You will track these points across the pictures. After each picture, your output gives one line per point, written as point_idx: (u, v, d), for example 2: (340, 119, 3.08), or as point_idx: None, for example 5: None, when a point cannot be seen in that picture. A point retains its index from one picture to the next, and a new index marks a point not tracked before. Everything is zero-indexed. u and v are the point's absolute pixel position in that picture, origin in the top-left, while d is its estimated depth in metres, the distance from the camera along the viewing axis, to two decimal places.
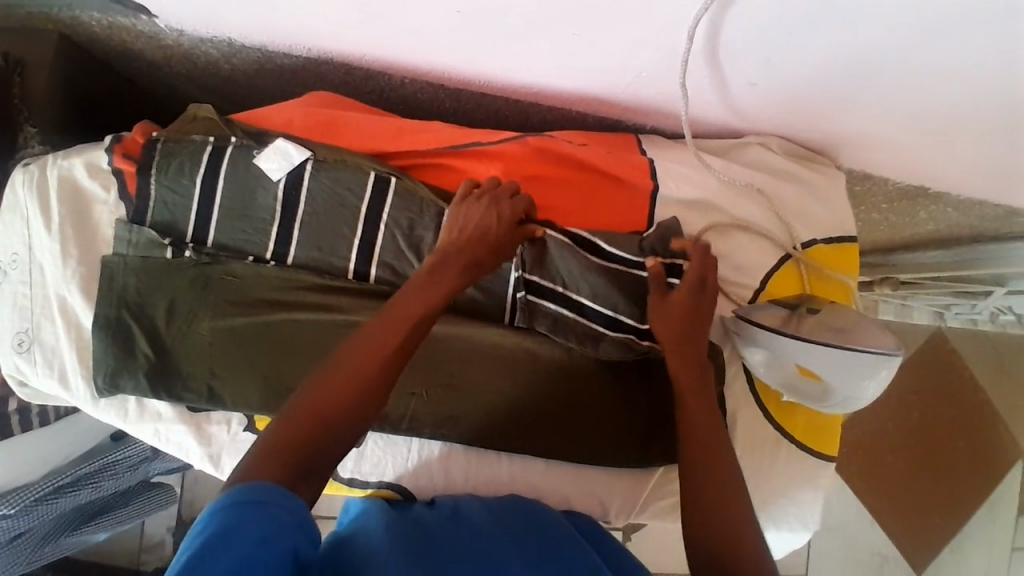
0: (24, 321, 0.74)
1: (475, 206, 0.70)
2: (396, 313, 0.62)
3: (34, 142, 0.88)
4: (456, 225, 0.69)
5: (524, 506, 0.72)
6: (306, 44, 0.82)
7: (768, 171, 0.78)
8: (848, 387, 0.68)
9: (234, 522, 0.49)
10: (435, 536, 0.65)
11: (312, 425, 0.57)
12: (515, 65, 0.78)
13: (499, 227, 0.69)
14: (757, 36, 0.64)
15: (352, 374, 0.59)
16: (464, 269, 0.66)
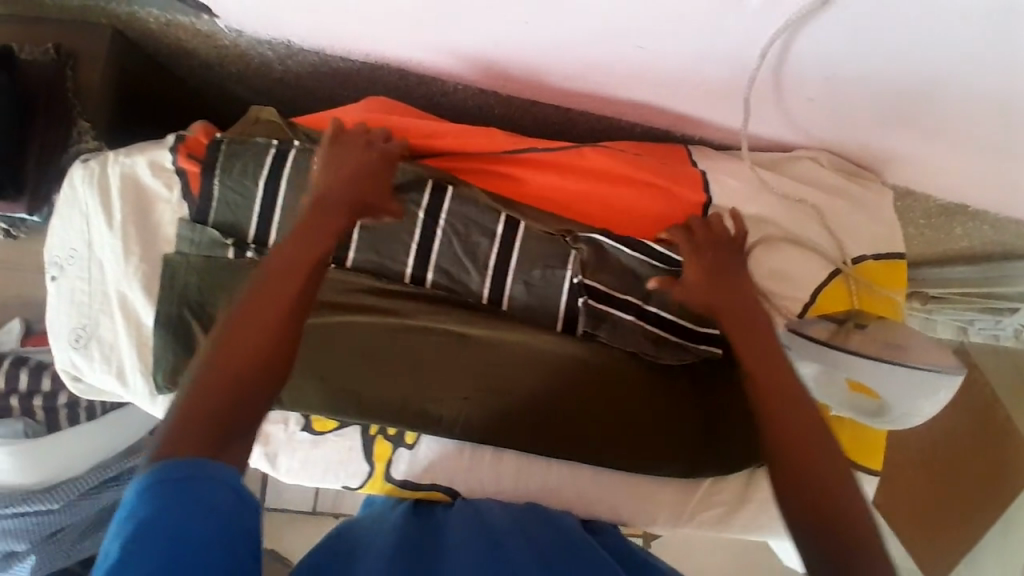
0: (82, 317, 0.74)
1: (347, 150, 0.69)
2: (289, 266, 0.60)
3: (88, 137, 0.85)
4: (326, 168, 0.68)
5: (542, 513, 0.73)
6: (364, 49, 0.83)
7: (819, 186, 0.80)
8: (904, 402, 0.69)
9: (162, 504, 0.46)
10: (450, 539, 0.66)
11: (227, 387, 0.53)
12: (572, 76, 0.79)
13: (369, 170, 0.69)
14: (825, 52, 0.65)
15: (255, 324, 0.56)
16: (348, 210, 0.65)
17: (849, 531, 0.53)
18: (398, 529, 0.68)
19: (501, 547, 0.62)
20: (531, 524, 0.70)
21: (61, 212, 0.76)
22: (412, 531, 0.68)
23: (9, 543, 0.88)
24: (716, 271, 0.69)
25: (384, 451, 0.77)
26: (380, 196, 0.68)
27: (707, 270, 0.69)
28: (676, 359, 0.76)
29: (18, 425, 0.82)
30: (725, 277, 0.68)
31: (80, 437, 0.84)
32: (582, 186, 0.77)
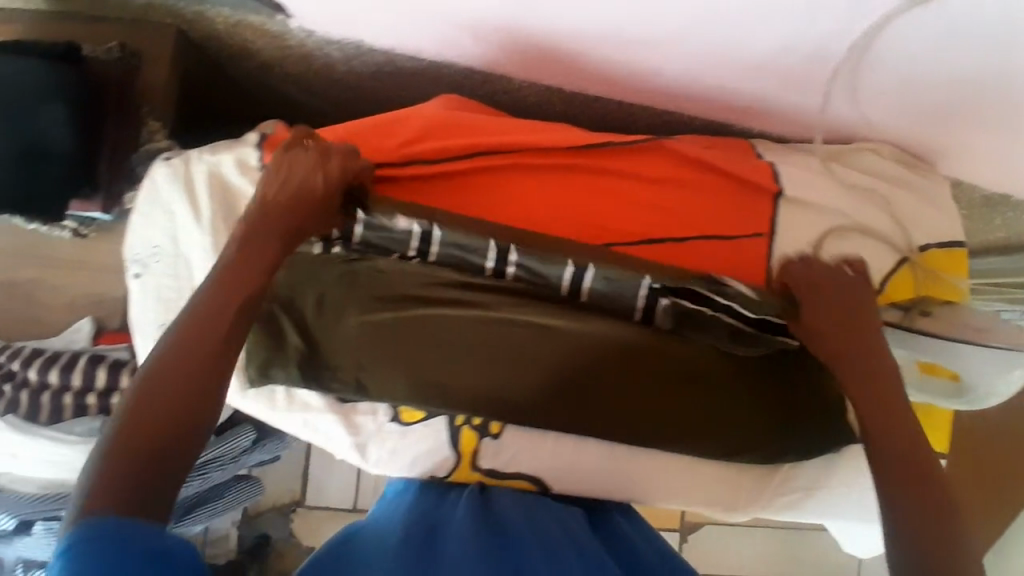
0: (170, 314, 0.75)
1: (301, 160, 0.68)
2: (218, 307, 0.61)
3: (160, 135, 0.85)
4: (275, 182, 0.67)
5: (550, 507, 0.77)
6: (436, 48, 0.84)
7: (885, 178, 0.82)
8: (990, 371, 0.79)
9: (108, 553, 0.48)
10: (458, 531, 0.70)
11: (153, 436, 0.55)
12: (648, 67, 0.80)
13: (325, 182, 0.68)
14: (915, 28, 0.67)
15: (197, 346, 0.60)
16: (285, 237, 0.66)
17: (946, 552, 0.58)
18: (413, 518, 0.73)
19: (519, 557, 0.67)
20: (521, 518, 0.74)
21: (142, 211, 0.77)
22: (424, 520, 0.73)
23: None
24: (829, 314, 0.72)
25: (468, 442, 0.78)
26: (320, 220, 0.68)
27: (823, 315, 0.72)
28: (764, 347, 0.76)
29: (95, 423, 0.81)
30: (852, 333, 0.71)
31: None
32: (657, 176, 0.81)
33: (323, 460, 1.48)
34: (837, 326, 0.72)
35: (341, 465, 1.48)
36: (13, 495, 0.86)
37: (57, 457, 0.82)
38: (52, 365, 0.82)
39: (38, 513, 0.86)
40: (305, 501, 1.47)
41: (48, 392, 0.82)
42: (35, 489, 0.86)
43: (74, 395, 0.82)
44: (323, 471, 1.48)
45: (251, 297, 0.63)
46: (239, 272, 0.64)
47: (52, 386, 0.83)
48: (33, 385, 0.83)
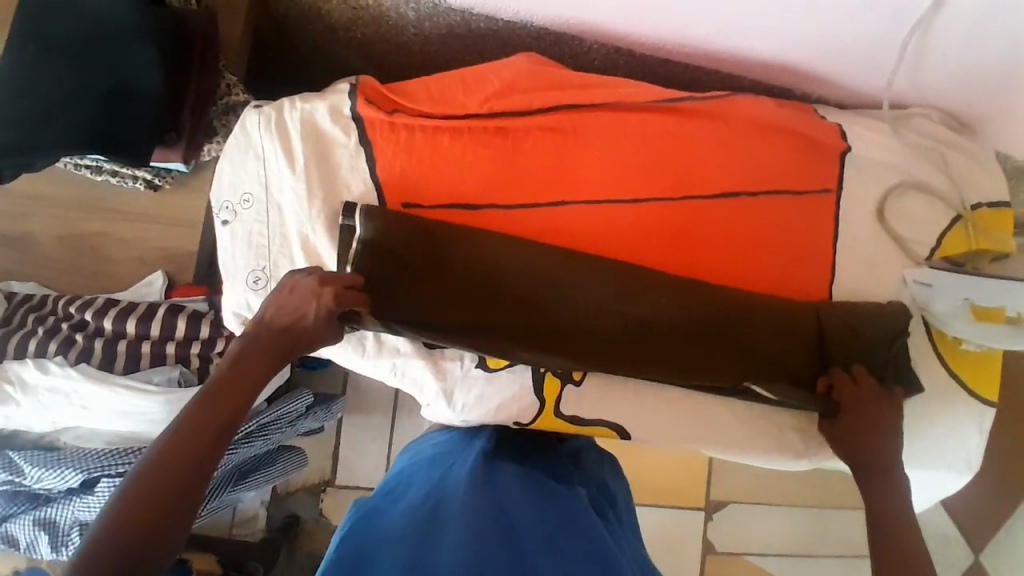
0: (261, 259, 0.75)
1: (300, 288, 0.66)
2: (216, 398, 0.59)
3: (238, 89, 0.88)
4: (273, 305, 0.65)
5: (552, 484, 0.75)
6: (514, 8, 0.87)
7: (936, 139, 0.87)
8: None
9: None
10: (460, 502, 0.68)
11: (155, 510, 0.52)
12: (720, 33, 0.84)
13: (320, 320, 0.66)
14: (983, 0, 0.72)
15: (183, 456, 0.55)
16: (275, 356, 0.64)
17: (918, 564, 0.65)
18: (416, 494, 0.71)
19: (517, 533, 0.64)
20: (526, 489, 0.72)
21: (232, 157, 0.77)
22: (427, 493, 0.71)
23: None
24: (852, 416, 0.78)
25: (552, 389, 0.80)
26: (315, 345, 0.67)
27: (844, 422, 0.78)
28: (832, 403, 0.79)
29: (173, 373, 0.81)
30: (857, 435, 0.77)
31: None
32: (735, 133, 0.82)
33: (351, 442, 1.44)
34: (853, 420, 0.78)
35: (371, 445, 1.43)
36: (81, 451, 0.84)
37: (132, 408, 0.79)
38: (128, 314, 0.83)
39: (107, 469, 0.83)
40: (336, 480, 1.42)
41: (123, 341, 0.83)
42: (102, 444, 0.86)
43: (153, 343, 0.83)
44: (352, 451, 1.44)
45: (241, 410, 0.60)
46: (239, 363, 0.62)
47: (128, 336, 0.84)
48: (107, 335, 0.84)
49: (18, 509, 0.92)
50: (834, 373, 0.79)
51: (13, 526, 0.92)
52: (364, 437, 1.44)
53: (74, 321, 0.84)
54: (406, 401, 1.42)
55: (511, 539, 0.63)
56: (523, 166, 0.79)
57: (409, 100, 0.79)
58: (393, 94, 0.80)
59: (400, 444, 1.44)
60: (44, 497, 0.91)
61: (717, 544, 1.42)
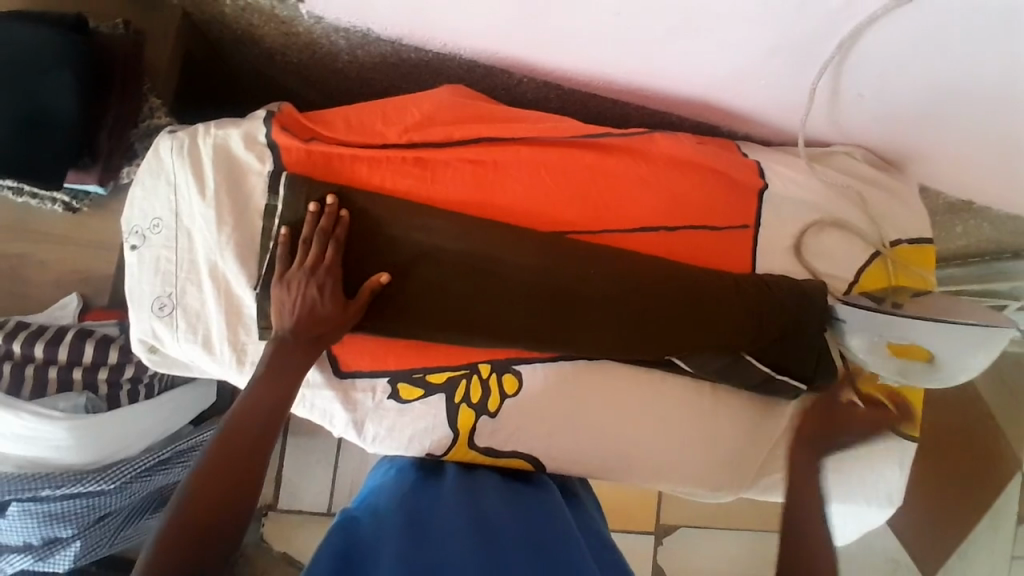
0: (167, 285, 0.74)
1: (309, 247, 0.71)
2: (256, 407, 0.69)
3: (161, 112, 0.87)
4: (285, 294, 0.70)
5: (533, 507, 0.74)
6: (441, 40, 0.87)
7: (858, 177, 0.88)
8: (962, 354, 0.78)
9: None
10: (436, 529, 0.65)
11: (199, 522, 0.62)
12: (644, 69, 0.85)
13: (324, 298, 0.70)
14: (893, 51, 0.73)
15: (222, 484, 0.64)
16: (306, 345, 0.71)
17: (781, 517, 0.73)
18: (391, 504, 0.71)
19: (493, 543, 0.64)
20: (512, 517, 0.71)
21: (144, 182, 0.76)
22: (400, 503, 0.71)
23: (57, 527, 0.84)
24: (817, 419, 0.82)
25: (466, 419, 0.79)
26: (335, 320, 0.71)
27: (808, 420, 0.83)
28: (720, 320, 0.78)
29: (80, 399, 0.81)
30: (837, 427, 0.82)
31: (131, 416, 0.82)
32: (655, 169, 0.83)
33: (295, 462, 1.43)
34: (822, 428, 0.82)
35: (315, 467, 1.44)
36: None
37: (39, 433, 0.79)
38: (37, 338, 0.81)
39: (13, 493, 0.81)
40: (278, 504, 1.42)
41: (32, 365, 0.81)
42: (11, 468, 0.82)
43: (60, 369, 0.82)
44: (296, 472, 1.43)
45: (278, 396, 0.70)
46: (271, 368, 0.70)
47: (35, 360, 0.82)
48: (16, 359, 0.81)
49: None
50: (750, 282, 0.80)
51: None
52: (308, 459, 1.43)
53: None
54: None
55: (493, 563, 0.61)
56: (440, 196, 0.79)
57: (328, 128, 0.79)
58: (312, 121, 0.79)
59: (345, 464, 1.44)
60: None
61: (666, 571, 1.40)
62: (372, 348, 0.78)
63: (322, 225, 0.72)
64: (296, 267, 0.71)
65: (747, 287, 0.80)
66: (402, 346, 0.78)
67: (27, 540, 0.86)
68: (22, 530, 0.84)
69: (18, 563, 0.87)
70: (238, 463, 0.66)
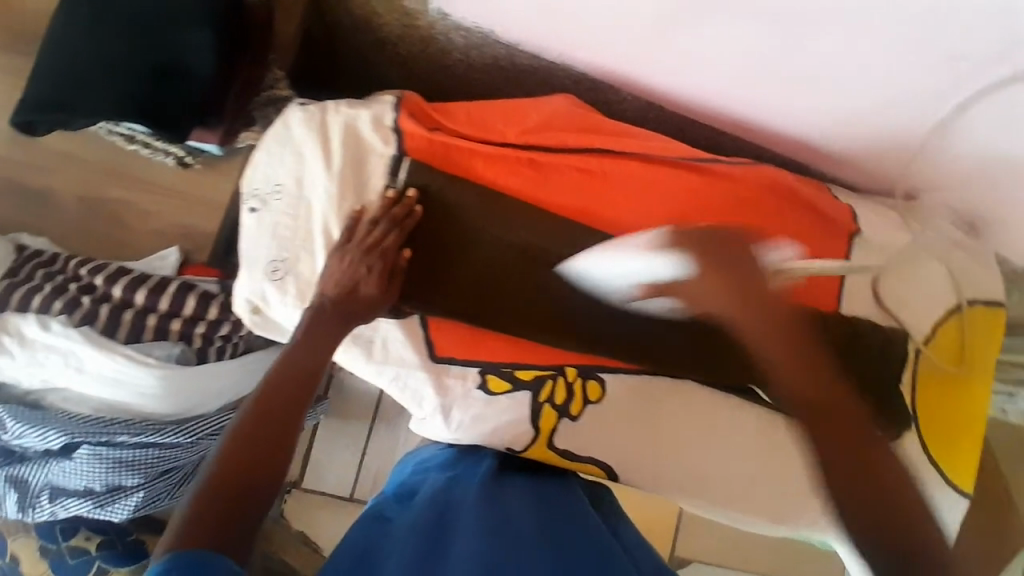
0: (282, 250, 0.76)
1: (364, 228, 0.74)
2: (295, 375, 0.68)
3: (282, 83, 0.91)
4: (335, 270, 0.72)
5: (564, 508, 0.75)
6: (560, 51, 0.90)
7: (942, 233, 0.90)
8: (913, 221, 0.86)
9: None
10: (463, 519, 0.66)
11: (234, 490, 0.60)
12: (752, 103, 0.87)
13: (368, 278, 0.72)
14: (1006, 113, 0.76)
15: (257, 448, 0.63)
16: (343, 319, 0.71)
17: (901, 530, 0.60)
18: (424, 500, 0.71)
19: (520, 543, 0.63)
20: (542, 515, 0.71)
21: (270, 148, 0.79)
22: (431, 498, 0.71)
23: (123, 475, 0.84)
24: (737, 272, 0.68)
25: (548, 419, 0.81)
26: (375, 299, 0.73)
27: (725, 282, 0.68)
28: None
29: (173, 349, 0.83)
30: (761, 300, 0.68)
31: (214, 373, 0.83)
32: (756, 200, 0.85)
33: (324, 445, 1.43)
34: (748, 285, 0.67)
35: (343, 452, 1.44)
36: (63, 413, 0.84)
37: (128, 378, 0.80)
38: (139, 285, 0.83)
39: (90, 436, 0.82)
40: (302, 483, 1.42)
41: (130, 310, 0.83)
42: (88, 411, 0.85)
43: (159, 317, 0.84)
44: (325, 451, 1.43)
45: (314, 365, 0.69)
46: (310, 337, 0.70)
47: (135, 306, 0.84)
48: (115, 301, 0.84)
49: None
50: (821, 318, 0.83)
51: None
52: (338, 442, 1.44)
53: (82, 283, 0.84)
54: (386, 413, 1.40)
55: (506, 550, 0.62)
56: (549, 199, 0.81)
57: (451, 120, 0.82)
58: (436, 112, 0.82)
59: (372, 455, 1.44)
60: (19, 455, 0.89)
61: None
62: (467, 338, 0.80)
63: (393, 212, 0.75)
64: (356, 243, 0.73)
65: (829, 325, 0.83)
66: (495, 338, 0.81)
67: (90, 485, 0.86)
68: (88, 475, 0.84)
69: (75, 509, 0.87)
70: (271, 430, 0.65)
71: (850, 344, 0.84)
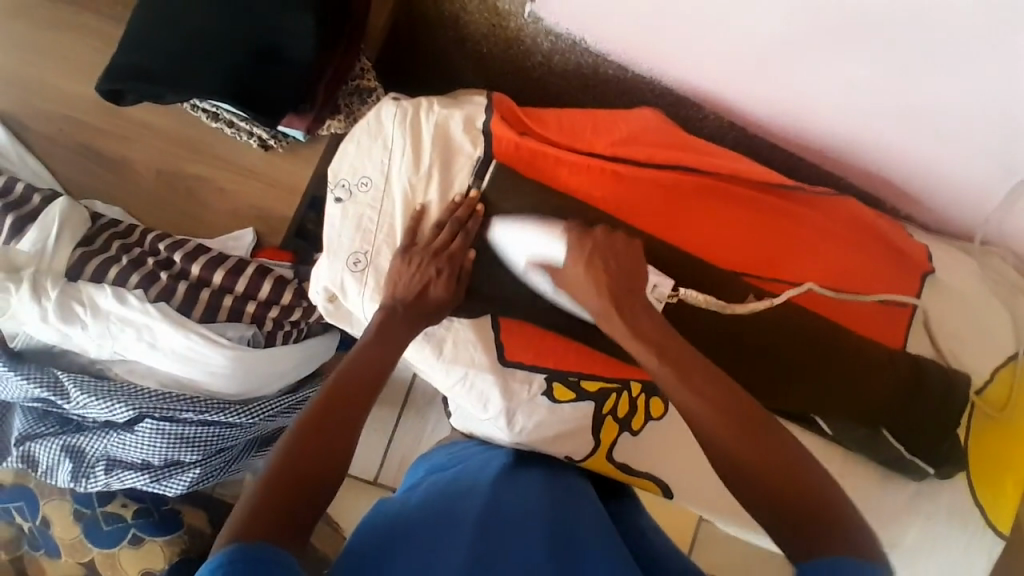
0: (365, 243, 0.77)
1: (433, 232, 0.75)
2: (362, 372, 0.70)
3: (369, 75, 0.90)
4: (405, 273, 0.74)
5: (580, 502, 0.73)
6: (649, 65, 0.90)
7: (1005, 280, 0.91)
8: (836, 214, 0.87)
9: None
10: (472, 511, 0.65)
11: (297, 479, 0.60)
12: (836, 136, 0.88)
13: (437, 281, 0.74)
14: None
15: (321, 439, 0.64)
16: (411, 323, 0.74)
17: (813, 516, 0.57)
18: (430, 493, 0.70)
19: (522, 540, 0.61)
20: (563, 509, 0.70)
21: (361, 140, 0.80)
22: (438, 492, 0.70)
23: (182, 452, 0.87)
24: (625, 279, 0.71)
25: (610, 432, 0.82)
26: (441, 303, 0.75)
27: (607, 279, 0.71)
28: (874, 388, 0.81)
29: (247, 331, 0.84)
30: (631, 279, 0.71)
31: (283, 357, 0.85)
32: (835, 233, 0.86)
33: None
34: (625, 292, 0.71)
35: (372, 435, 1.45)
36: (131, 386, 0.84)
37: (199, 355, 0.82)
38: (218, 265, 0.84)
39: (153, 411, 0.83)
40: None
41: (207, 289, 0.85)
42: (154, 385, 0.85)
43: (234, 299, 0.85)
44: None
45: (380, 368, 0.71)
46: (376, 337, 0.72)
47: (211, 285, 0.85)
48: (192, 279, 0.85)
49: (44, 430, 0.91)
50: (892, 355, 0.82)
51: (36, 445, 0.91)
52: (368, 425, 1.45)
53: (161, 258, 0.85)
54: (419, 402, 1.37)
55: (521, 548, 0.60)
56: (632, 213, 0.81)
57: (541, 126, 0.82)
58: (526, 118, 0.82)
59: None
60: (75, 425, 0.91)
61: None
62: (537, 342, 0.80)
63: (458, 214, 0.76)
64: (423, 246, 0.75)
65: (901, 365, 0.82)
66: (567, 346, 0.80)
67: (147, 459, 0.88)
68: (148, 449, 0.86)
69: (131, 481, 0.90)
70: (338, 425, 0.66)
71: (928, 385, 0.82)
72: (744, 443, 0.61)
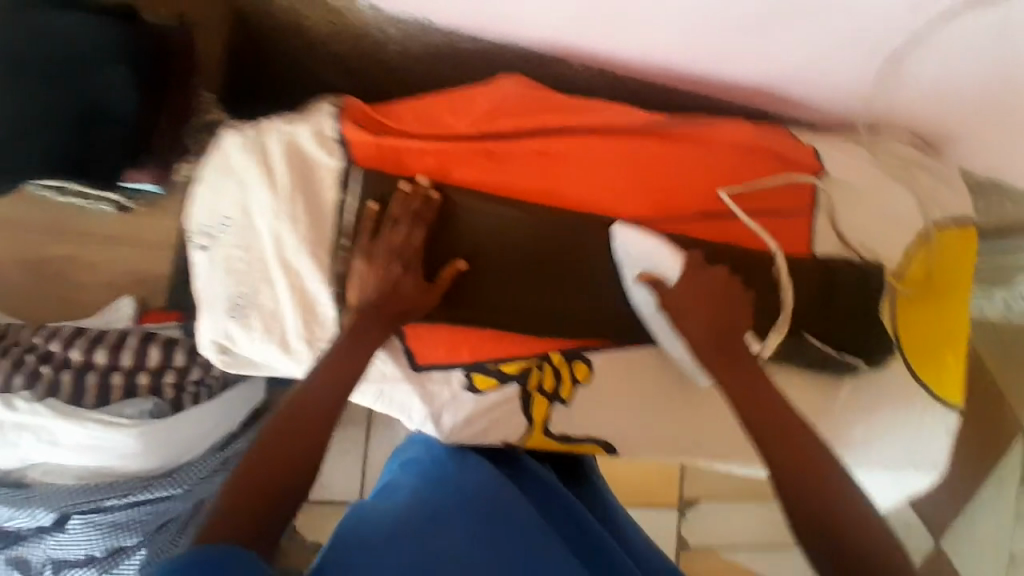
0: (240, 285, 0.74)
1: (394, 220, 0.71)
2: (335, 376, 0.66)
3: (213, 108, 0.86)
4: (366, 271, 0.70)
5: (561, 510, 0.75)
6: (500, 30, 0.86)
7: (900, 157, 0.91)
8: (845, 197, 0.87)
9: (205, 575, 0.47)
10: (460, 523, 0.65)
11: (260, 491, 0.59)
12: (704, 56, 0.85)
13: (405, 277, 0.71)
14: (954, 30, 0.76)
15: (285, 454, 0.61)
16: (386, 324, 0.71)
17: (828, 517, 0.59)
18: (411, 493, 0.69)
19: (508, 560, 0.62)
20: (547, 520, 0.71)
21: (211, 179, 0.75)
22: (419, 492, 0.69)
23: (122, 537, 0.84)
24: (728, 309, 0.73)
25: (541, 408, 0.80)
26: (417, 297, 0.72)
27: (716, 306, 0.73)
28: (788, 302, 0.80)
29: (146, 405, 0.83)
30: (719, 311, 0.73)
31: (195, 419, 0.84)
32: (721, 156, 0.83)
33: None
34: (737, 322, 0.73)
35: None
36: (47, 488, 0.82)
37: (104, 441, 0.80)
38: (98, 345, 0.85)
39: (78, 506, 0.82)
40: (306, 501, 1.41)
41: (93, 372, 0.84)
42: (72, 480, 0.82)
43: (125, 374, 0.84)
44: None
45: (357, 368, 0.68)
46: (351, 339, 0.68)
47: (96, 366, 0.84)
48: (75, 365, 0.84)
49: None
50: (798, 263, 0.82)
51: None
52: None
53: (40, 352, 0.84)
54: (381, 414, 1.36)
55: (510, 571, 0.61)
56: (510, 186, 0.78)
57: (397, 122, 0.78)
58: (378, 116, 0.78)
59: None
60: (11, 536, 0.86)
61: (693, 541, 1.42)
62: (447, 341, 0.78)
63: (414, 208, 0.72)
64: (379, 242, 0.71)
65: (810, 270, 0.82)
66: (477, 335, 0.78)
67: (90, 552, 0.84)
68: (86, 543, 0.83)
69: None
70: (307, 436, 0.63)
71: (834, 282, 0.82)
72: (789, 456, 0.63)
